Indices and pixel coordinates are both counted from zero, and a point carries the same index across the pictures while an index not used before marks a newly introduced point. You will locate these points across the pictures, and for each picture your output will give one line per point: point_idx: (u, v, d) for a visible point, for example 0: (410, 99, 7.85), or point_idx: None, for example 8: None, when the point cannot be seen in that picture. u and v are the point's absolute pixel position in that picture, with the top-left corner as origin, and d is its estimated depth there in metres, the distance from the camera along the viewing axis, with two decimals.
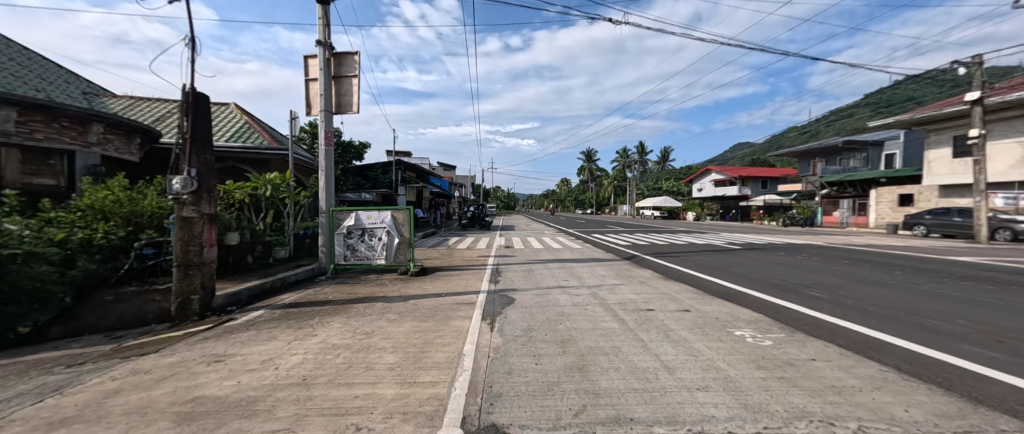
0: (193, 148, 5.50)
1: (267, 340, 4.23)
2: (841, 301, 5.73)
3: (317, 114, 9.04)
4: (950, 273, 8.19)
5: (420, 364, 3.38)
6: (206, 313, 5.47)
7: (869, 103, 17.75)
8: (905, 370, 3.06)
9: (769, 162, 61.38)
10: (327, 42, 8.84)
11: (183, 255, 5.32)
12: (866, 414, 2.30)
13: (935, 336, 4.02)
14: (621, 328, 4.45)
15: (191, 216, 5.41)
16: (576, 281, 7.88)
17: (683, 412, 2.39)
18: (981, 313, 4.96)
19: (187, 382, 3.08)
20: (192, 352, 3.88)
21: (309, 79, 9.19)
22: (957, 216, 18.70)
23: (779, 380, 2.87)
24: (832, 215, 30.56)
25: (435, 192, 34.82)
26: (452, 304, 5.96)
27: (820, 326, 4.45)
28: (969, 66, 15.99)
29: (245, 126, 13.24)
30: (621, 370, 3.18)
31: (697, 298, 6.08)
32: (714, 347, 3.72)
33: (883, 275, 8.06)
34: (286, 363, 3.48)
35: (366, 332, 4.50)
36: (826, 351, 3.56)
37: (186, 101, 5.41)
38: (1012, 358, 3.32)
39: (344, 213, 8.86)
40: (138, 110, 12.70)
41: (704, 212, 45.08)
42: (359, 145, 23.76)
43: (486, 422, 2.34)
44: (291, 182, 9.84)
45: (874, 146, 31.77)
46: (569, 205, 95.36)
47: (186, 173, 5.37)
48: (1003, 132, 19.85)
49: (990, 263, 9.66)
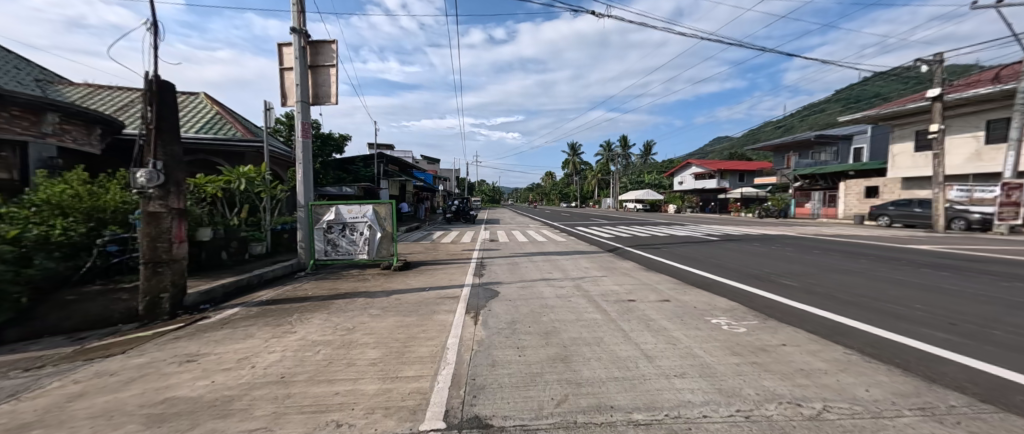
0: (159, 140, 5.25)
1: (244, 339, 4.12)
2: (812, 289, 5.98)
3: (293, 104, 8.75)
4: (911, 261, 8.62)
5: (404, 359, 3.36)
6: (177, 311, 5.28)
7: (839, 98, 18.42)
8: (867, 352, 3.23)
9: (745, 155, 63.89)
10: (302, 30, 8.53)
11: (151, 252, 5.10)
12: (831, 395, 2.41)
13: (895, 320, 4.24)
14: (604, 319, 4.53)
15: (158, 211, 5.18)
16: (560, 273, 7.93)
17: (661, 398, 2.46)
18: (937, 299, 5.24)
19: (156, 383, 2.96)
20: (163, 353, 3.74)
21: (284, 68, 8.89)
22: (918, 207, 19.75)
23: (753, 365, 2.98)
24: (805, 206, 31.83)
25: (419, 185, 34.63)
26: (435, 298, 5.93)
27: (790, 313, 4.64)
28: (931, 64, 16.75)
29: (216, 117, 12.75)
30: (602, 360, 3.23)
31: (677, 288, 6.23)
32: (691, 335, 3.83)
33: (850, 264, 8.45)
34: (264, 361, 3.40)
35: (347, 328, 4.42)
36: (795, 336, 3.70)
37: (149, 89, 5.15)
38: (962, 339, 3.56)
39: (323, 208, 8.64)
40: (100, 99, 12.05)
41: (685, 204, 46.19)
42: (340, 137, 23.34)
43: (470, 414, 2.34)
44: (267, 176, 9.50)
45: (843, 140, 32.78)
46: (554, 198, 96.33)
47: (151, 166, 5.13)
48: (960, 128, 20.97)
49: (946, 252, 10.29)
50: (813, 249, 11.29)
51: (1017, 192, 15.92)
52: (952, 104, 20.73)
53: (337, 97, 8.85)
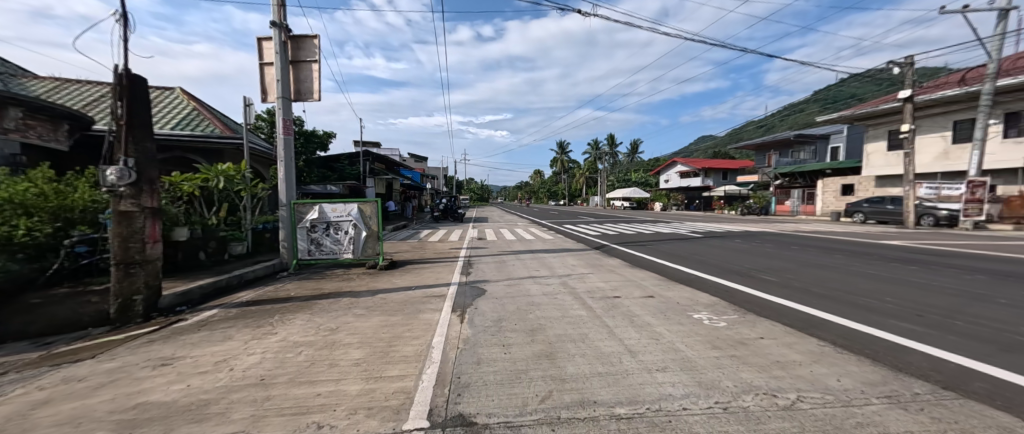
0: (130, 136, 5.06)
1: (222, 341, 4.01)
2: (790, 283, 6.17)
3: (274, 100, 8.53)
4: (883, 256, 8.96)
5: (388, 359, 3.33)
6: (151, 314, 5.10)
7: (817, 99, 18.96)
8: (840, 344, 3.34)
9: (728, 153, 65.25)
10: (282, 24, 8.32)
11: (123, 253, 4.92)
12: (805, 385, 2.49)
13: (865, 312, 4.41)
14: (589, 315, 4.58)
15: (131, 210, 5.00)
16: (547, 271, 7.97)
17: (643, 392, 2.50)
18: (906, 292, 5.47)
19: (128, 388, 2.86)
20: (136, 356, 3.62)
21: (263, 63, 8.66)
22: (891, 204, 20.52)
23: (732, 358, 3.06)
24: (784, 204, 32.73)
25: (406, 184, 34.31)
26: (422, 297, 5.89)
27: (768, 307, 4.78)
28: (902, 66, 17.38)
29: (193, 113, 12.35)
30: (587, 356, 3.27)
31: (661, 284, 6.34)
32: (674, 330, 3.90)
33: (826, 259, 8.73)
34: (243, 363, 3.32)
35: (331, 328, 4.35)
36: (773, 329, 3.81)
37: (119, 84, 4.96)
38: (927, 329, 3.72)
39: (306, 206, 8.47)
40: (67, 94, 11.54)
41: (671, 202, 46.93)
42: (324, 135, 22.91)
43: (454, 413, 2.34)
44: (247, 174, 9.25)
45: (821, 139, 33.80)
46: (542, 196, 96.63)
47: (122, 163, 4.94)
48: (928, 128, 21.81)
49: (915, 247, 10.73)
50: (792, 245, 11.60)
51: (980, 190, 16.64)
52: (921, 105, 21.58)
53: (320, 94, 8.67)
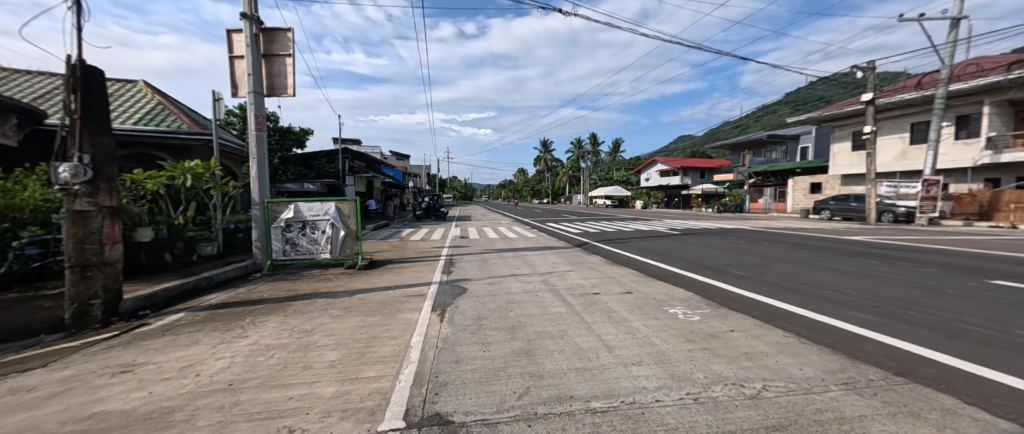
0: (86, 131, 4.77)
1: (188, 346, 3.85)
2: (760, 278, 6.40)
3: (245, 95, 8.23)
4: (847, 251, 9.39)
5: (364, 360, 3.27)
6: (110, 319, 4.85)
7: (788, 101, 19.71)
8: (804, 335, 3.48)
9: (705, 152, 66.96)
10: (254, 16, 8.02)
11: (78, 255, 4.64)
12: (770, 374, 2.59)
13: (828, 304, 4.62)
14: (569, 312, 4.62)
15: (87, 210, 4.72)
16: (529, 269, 8.00)
17: (619, 386, 2.54)
18: (866, 284, 5.75)
19: (83, 397, 2.71)
20: (93, 364, 3.43)
21: (233, 56, 8.32)
22: (855, 202, 21.57)
23: (704, 351, 3.15)
24: (758, 202, 33.91)
25: (387, 182, 33.74)
26: (402, 296, 5.81)
27: (738, 300, 4.95)
28: (865, 71, 18.24)
29: (157, 108, 11.77)
30: (565, 352, 3.30)
31: (639, 280, 6.47)
32: (650, 325, 3.99)
33: (795, 254, 9.09)
34: (210, 368, 3.19)
35: (305, 330, 4.24)
36: (742, 322, 3.95)
37: (72, 75, 4.67)
38: (882, 319, 3.92)
39: (280, 205, 8.21)
40: (16, 86, 10.80)
41: (651, 200, 47.86)
42: (301, 131, 22.23)
43: (431, 412, 2.32)
44: (217, 171, 8.88)
45: (791, 140, 35.14)
46: (525, 194, 96.86)
47: (76, 160, 4.65)
48: (889, 130, 23.00)
49: (878, 242, 11.28)
50: (765, 241, 12.00)
51: (935, 188, 17.94)
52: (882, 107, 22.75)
53: (294, 89, 8.42)
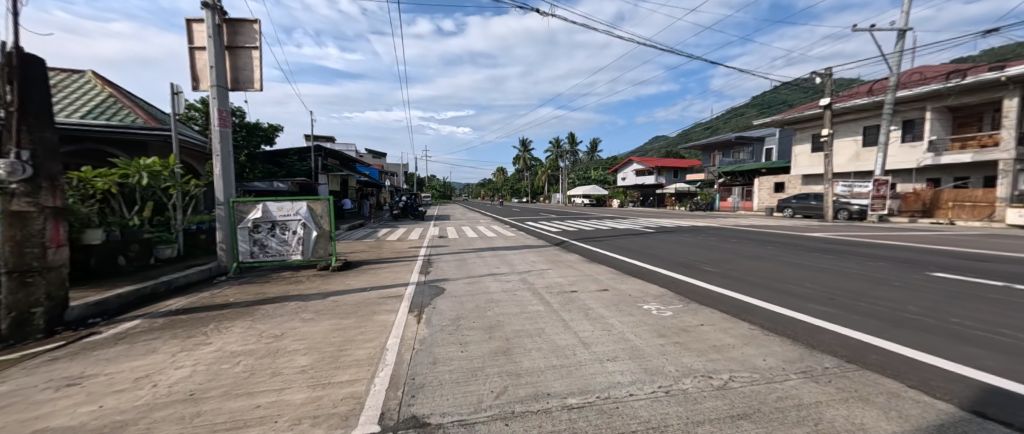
0: (24, 125, 4.40)
1: (145, 355, 3.62)
2: (728, 273, 6.64)
3: (207, 89, 7.82)
4: (809, 247, 9.87)
5: (337, 364, 3.18)
6: (55, 328, 4.50)
7: (754, 104, 20.57)
8: (768, 327, 3.63)
9: (677, 152, 68.90)
10: (216, 5, 7.63)
11: (16, 259, 4.27)
12: (736, 366, 2.70)
13: (789, 297, 4.85)
14: (546, 310, 4.66)
15: (26, 210, 4.35)
16: (507, 268, 8.01)
17: (595, 382, 2.57)
18: (824, 278, 6.07)
19: (23, 414, 2.50)
20: (35, 377, 3.17)
21: (194, 47, 7.88)
22: (814, 200, 22.76)
23: (676, 345, 3.23)
24: (727, 200, 35.25)
25: (363, 181, 32.97)
26: (377, 298, 5.68)
27: (708, 295, 5.12)
28: (824, 77, 19.27)
29: (109, 101, 11.02)
30: (543, 350, 3.32)
31: (615, 278, 6.59)
32: (625, 321, 4.06)
33: (760, 250, 9.49)
34: (169, 378, 3.02)
35: (274, 334, 4.08)
36: (711, 316, 4.09)
37: (9, 64, 4.30)
38: (838, 311, 4.15)
39: (247, 205, 7.86)
40: None
41: (627, 199, 48.90)
42: (270, 128, 21.38)
43: (406, 414, 2.27)
44: (176, 169, 8.40)
45: (757, 141, 36.67)
46: (503, 194, 96.84)
47: (13, 156, 4.28)
48: (844, 132, 24.40)
49: (836, 238, 11.94)
50: (734, 238, 12.45)
51: (884, 188, 19.10)
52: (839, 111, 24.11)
53: (262, 83, 8.08)
